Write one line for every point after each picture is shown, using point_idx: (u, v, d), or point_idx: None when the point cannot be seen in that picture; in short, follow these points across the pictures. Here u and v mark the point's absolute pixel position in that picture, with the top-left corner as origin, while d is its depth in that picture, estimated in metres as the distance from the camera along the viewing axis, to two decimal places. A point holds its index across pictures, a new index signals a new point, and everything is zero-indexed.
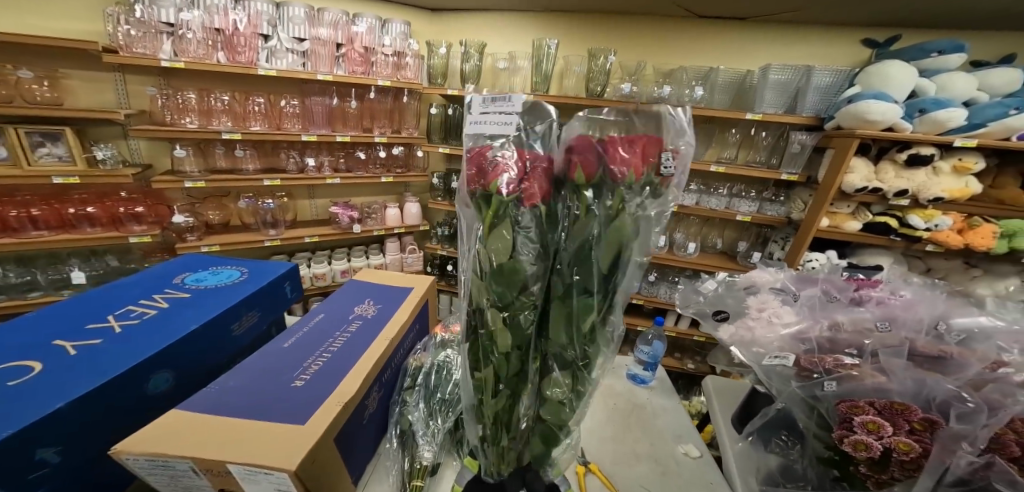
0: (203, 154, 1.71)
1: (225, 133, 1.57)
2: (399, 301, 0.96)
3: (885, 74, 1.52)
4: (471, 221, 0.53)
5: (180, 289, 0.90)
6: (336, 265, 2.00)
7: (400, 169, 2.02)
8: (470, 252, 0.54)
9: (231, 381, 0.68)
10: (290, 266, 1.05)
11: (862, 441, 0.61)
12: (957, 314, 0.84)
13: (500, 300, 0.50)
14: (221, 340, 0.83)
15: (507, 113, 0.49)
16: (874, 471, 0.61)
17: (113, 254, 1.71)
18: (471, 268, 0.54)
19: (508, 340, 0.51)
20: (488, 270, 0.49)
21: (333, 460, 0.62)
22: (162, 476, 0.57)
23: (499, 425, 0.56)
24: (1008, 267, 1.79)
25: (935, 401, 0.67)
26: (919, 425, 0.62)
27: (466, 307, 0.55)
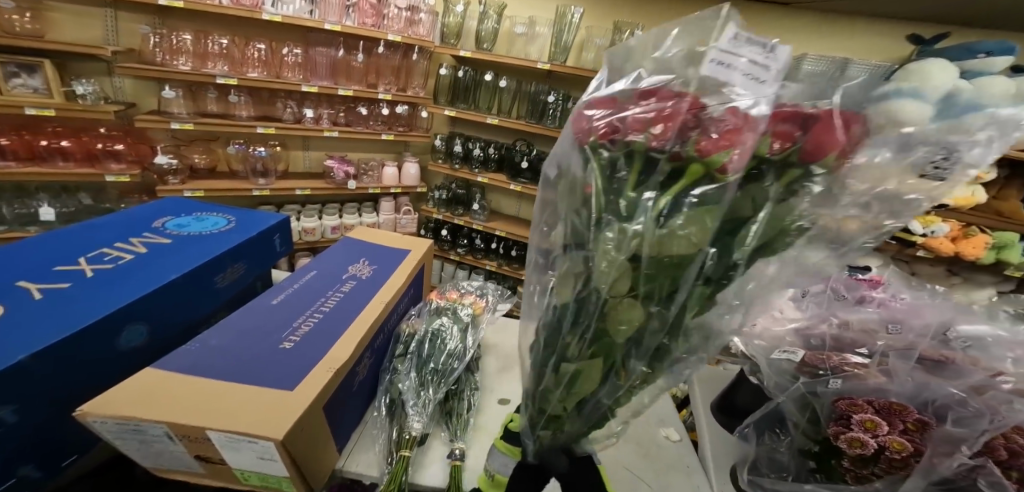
0: (193, 97, 1.61)
1: (220, 78, 1.47)
2: (395, 264, 0.91)
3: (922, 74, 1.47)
4: (601, 176, 0.33)
5: (160, 234, 0.84)
6: (327, 221, 1.94)
7: (402, 128, 1.93)
8: (583, 218, 0.35)
9: (213, 339, 0.63)
10: (282, 218, 0.99)
11: (858, 438, 0.55)
12: (962, 321, 0.81)
13: (649, 296, 0.34)
14: (204, 291, 0.77)
15: (763, 66, 0.28)
16: (855, 466, 0.56)
17: (87, 191, 1.61)
18: (582, 243, 0.35)
19: (627, 338, 0.36)
20: (652, 261, 0.32)
21: (320, 428, 0.58)
22: (133, 440, 0.52)
23: (549, 413, 0.43)
24: (988, 279, 1.83)
25: (933, 403, 0.63)
26: (910, 425, 0.56)
27: (560, 295, 0.37)
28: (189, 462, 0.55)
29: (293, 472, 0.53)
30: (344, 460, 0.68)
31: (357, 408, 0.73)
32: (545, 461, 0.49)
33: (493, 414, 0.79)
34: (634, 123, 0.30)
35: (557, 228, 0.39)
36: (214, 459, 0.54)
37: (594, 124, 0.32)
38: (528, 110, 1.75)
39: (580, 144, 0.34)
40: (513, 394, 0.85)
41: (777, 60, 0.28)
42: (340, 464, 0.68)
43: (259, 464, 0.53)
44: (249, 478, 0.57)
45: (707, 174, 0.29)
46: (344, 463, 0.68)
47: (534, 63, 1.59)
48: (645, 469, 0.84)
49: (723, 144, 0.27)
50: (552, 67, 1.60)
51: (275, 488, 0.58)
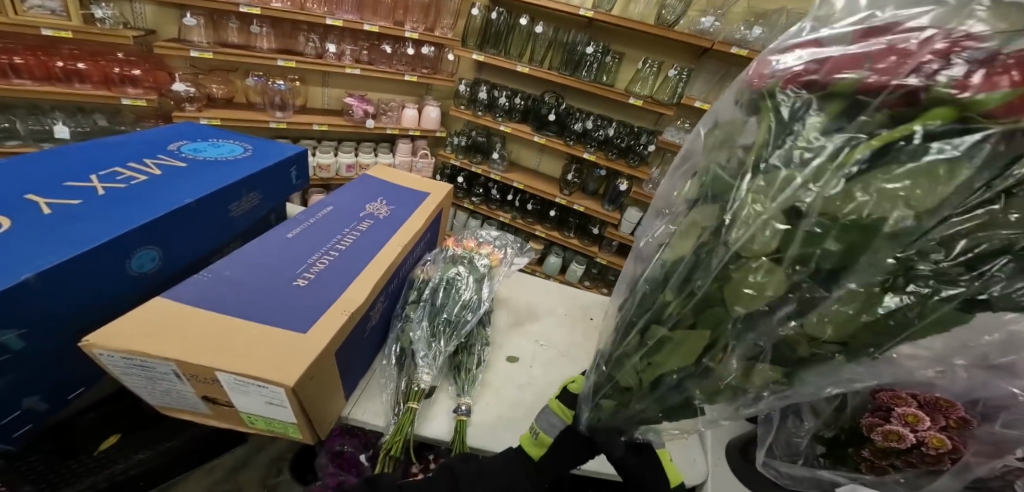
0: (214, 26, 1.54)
1: (243, 7, 1.40)
2: (414, 206, 0.87)
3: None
4: (768, 125, 0.27)
5: (175, 157, 0.81)
6: (342, 158, 1.90)
7: (426, 70, 1.84)
8: (733, 170, 0.29)
9: (225, 269, 0.61)
10: (300, 150, 0.95)
11: (893, 431, 0.43)
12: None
13: (801, 261, 0.25)
14: (218, 220, 0.75)
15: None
16: (873, 455, 0.46)
17: (102, 113, 1.58)
18: (717, 197, 0.30)
19: (747, 318, 0.28)
20: (820, 219, 0.24)
21: (330, 373, 0.56)
22: (139, 377, 0.51)
23: (620, 381, 0.37)
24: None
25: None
26: (951, 423, 0.41)
27: (677, 254, 0.31)
28: (194, 402, 0.54)
29: (301, 419, 0.52)
30: (350, 408, 0.67)
31: (367, 354, 0.72)
32: (599, 435, 0.42)
33: (501, 373, 0.77)
34: (845, 62, 0.25)
35: (689, 182, 0.33)
36: (221, 400, 0.53)
37: (781, 67, 0.27)
38: (562, 60, 1.64)
39: (751, 87, 0.30)
40: (521, 351, 0.83)
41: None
42: (347, 411, 0.67)
43: (267, 409, 0.52)
44: (255, 422, 0.56)
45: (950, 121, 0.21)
46: (350, 410, 0.67)
47: (576, 8, 1.45)
48: None
49: (999, 85, 0.20)
50: (595, 13, 1.45)
51: (282, 433, 0.56)
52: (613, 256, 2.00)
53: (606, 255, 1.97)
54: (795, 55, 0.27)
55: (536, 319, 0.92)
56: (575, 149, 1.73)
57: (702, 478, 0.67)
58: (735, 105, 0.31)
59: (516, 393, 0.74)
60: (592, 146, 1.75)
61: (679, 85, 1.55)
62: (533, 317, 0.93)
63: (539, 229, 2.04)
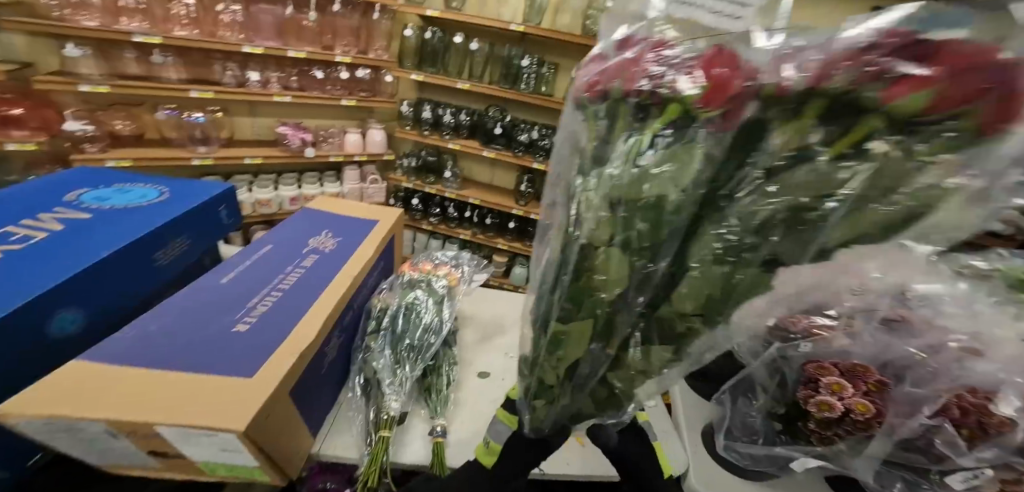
0: (105, 56, 1.42)
1: (138, 36, 1.30)
2: (362, 236, 0.85)
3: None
4: (593, 130, 0.31)
5: (76, 208, 0.73)
6: (285, 191, 1.82)
7: (365, 93, 1.81)
8: (578, 171, 0.32)
9: (154, 323, 0.56)
10: (226, 187, 0.89)
11: (823, 402, 0.49)
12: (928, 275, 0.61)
13: (625, 244, 0.29)
14: (142, 271, 0.69)
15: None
16: (820, 428, 0.51)
17: None
18: (571, 198, 0.33)
19: (611, 297, 0.31)
20: (630, 206, 0.27)
21: (289, 413, 0.53)
22: (68, 438, 0.46)
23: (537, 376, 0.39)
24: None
25: (892, 364, 0.52)
26: (871, 387, 0.49)
27: (554, 254, 0.35)
28: (141, 456, 0.49)
29: (263, 462, 0.48)
30: (321, 443, 0.64)
31: (330, 390, 0.68)
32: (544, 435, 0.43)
33: (472, 389, 0.77)
34: (613, 71, 0.28)
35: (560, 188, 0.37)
36: (169, 453, 0.48)
37: (584, 79, 0.31)
38: (500, 74, 1.68)
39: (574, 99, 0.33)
40: (492, 366, 0.83)
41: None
42: (317, 447, 0.63)
43: (223, 456, 0.48)
44: (214, 466, 0.51)
45: (684, 115, 0.25)
46: (321, 445, 0.64)
47: (507, 23, 1.49)
48: None
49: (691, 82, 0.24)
50: (525, 27, 1.50)
51: (247, 479, 0.53)
52: None
53: None
54: (593, 68, 0.31)
55: (503, 332, 0.93)
56: (524, 159, 1.77)
57: (686, 466, 0.64)
58: (572, 114, 0.35)
59: (485, 405, 0.74)
60: (540, 155, 1.78)
61: None
62: (500, 330, 0.93)
63: (500, 241, 2.05)
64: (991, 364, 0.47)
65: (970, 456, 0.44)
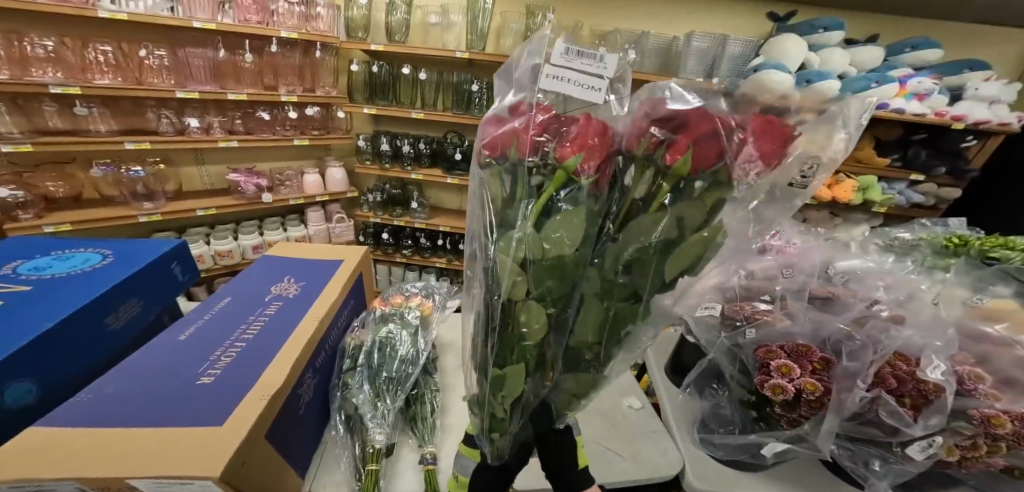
0: (23, 112, 1.32)
1: (55, 88, 1.23)
2: (327, 277, 0.83)
3: (785, 47, 1.48)
4: (497, 190, 0.34)
5: (12, 281, 0.68)
6: (245, 240, 1.74)
7: (317, 130, 1.79)
8: (483, 228, 0.37)
9: (110, 386, 0.52)
10: (177, 243, 0.86)
11: (777, 384, 0.52)
12: (839, 257, 0.77)
13: (538, 294, 0.33)
14: (95, 335, 0.64)
15: (596, 74, 0.33)
16: (786, 411, 0.53)
17: None
18: (483, 256, 0.37)
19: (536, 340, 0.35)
20: (537, 264, 0.32)
21: (268, 457, 0.50)
22: None
23: (495, 411, 0.39)
24: (895, 223, 1.99)
25: (829, 340, 0.60)
26: (818, 365, 0.55)
27: (480, 307, 0.38)
28: None
29: None
30: (310, 484, 0.62)
31: (310, 433, 0.65)
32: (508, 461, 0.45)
33: (460, 414, 0.76)
34: (504, 138, 0.32)
35: (471, 242, 0.41)
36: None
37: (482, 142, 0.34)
38: (453, 101, 1.71)
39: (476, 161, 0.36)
40: None
41: (607, 67, 0.33)
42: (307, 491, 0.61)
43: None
44: None
45: (569, 179, 0.31)
46: (311, 486, 0.62)
47: (452, 52, 1.53)
48: (611, 439, 0.71)
49: (565, 156, 0.30)
50: (469, 53, 1.54)
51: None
52: None
53: None
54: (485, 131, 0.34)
55: None
56: None
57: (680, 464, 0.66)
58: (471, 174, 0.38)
59: None
60: None
61: None
62: None
63: None
64: (908, 331, 0.57)
65: (917, 425, 0.48)
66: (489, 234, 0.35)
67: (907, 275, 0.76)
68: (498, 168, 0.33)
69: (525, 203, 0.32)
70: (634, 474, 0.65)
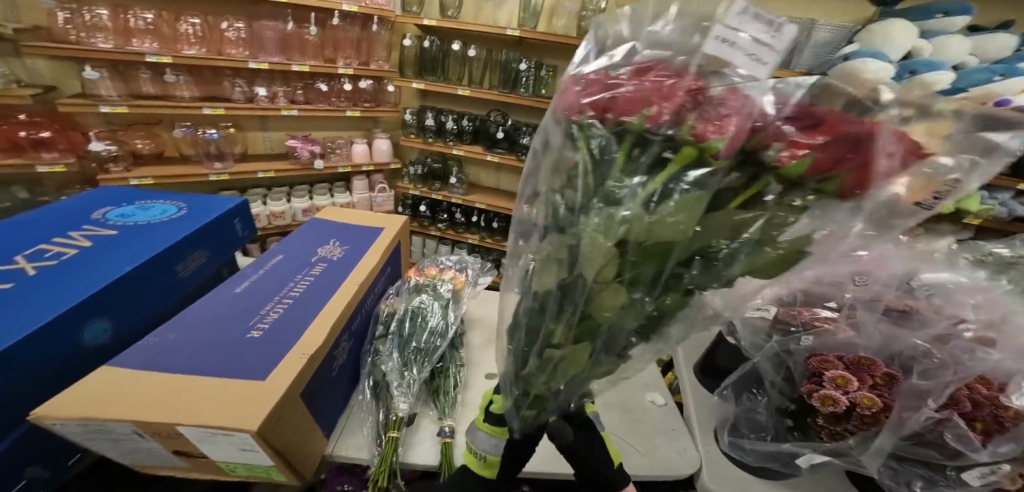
0: (124, 78, 1.48)
1: (151, 56, 1.35)
2: (368, 243, 0.87)
3: (890, 33, 1.24)
4: (587, 161, 0.32)
5: (103, 225, 0.77)
6: (297, 203, 1.86)
7: (368, 103, 1.84)
8: (558, 192, 0.34)
9: (173, 332, 0.58)
10: (239, 200, 0.93)
11: (827, 395, 0.49)
12: (927, 268, 0.61)
13: (628, 276, 0.32)
14: (165, 282, 0.72)
15: (766, 45, 0.27)
16: (829, 423, 0.50)
17: (19, 184, 1.45)
18: (554, 225, 0.34)
19: (610, 322, 0.34)
20: (638, 247, 0.30)
21: (300, 415, 0.54)
22: (103, 440, 0.48)
23: (526, 380, 0.40)
24: (990, 236, 1.75)
25: (900, 356, 0.54)
26: (879, 380, 0.50)
27: (537, 282, 0.34)
28: (169, 457, 0.51)
29: (278, 463, 0.50)
30: (332, 446, 0.65)
31: (340, 393, 0.69)
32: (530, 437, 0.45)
33: (480, 390, 0.78)
34: (625, 101, 0.28)
35: (534, 203, 0.38)
36: (194, 453, 0.50)
37: (584, 97, 0.31)
38: (500, 80, 1.68)
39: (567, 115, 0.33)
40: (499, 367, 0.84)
41: (780, 41, 0.27)
42: (330, 449, 0.65)
43: (240, 456, 0.49)
44: (234, 469, 0.53)
45: (701, 158, 0.27)
46: (333, 448, 0.65)
47: (503, 29, 1.49)
48: (628, 432, 0.70)
49: (708, 136, 0.26)
50: (521, 31, 1.49)
51: (266, 478, 0.55)
52: None
53: None
54: (593, 84, 0.32)
55: None
56: None
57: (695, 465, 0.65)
58: (555, 126, 0.35)
59: None
60: None
61: None
62: None
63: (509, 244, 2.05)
64: (998, 353, 0.50)
65: (984, 451, 0.44)
66: (572, 208, 0.33)
67: (1002, 293, 0.66)
68: (604, 139, 0.30)
69: (636, 176, 0.29)
70: (647, 468, 0.64)
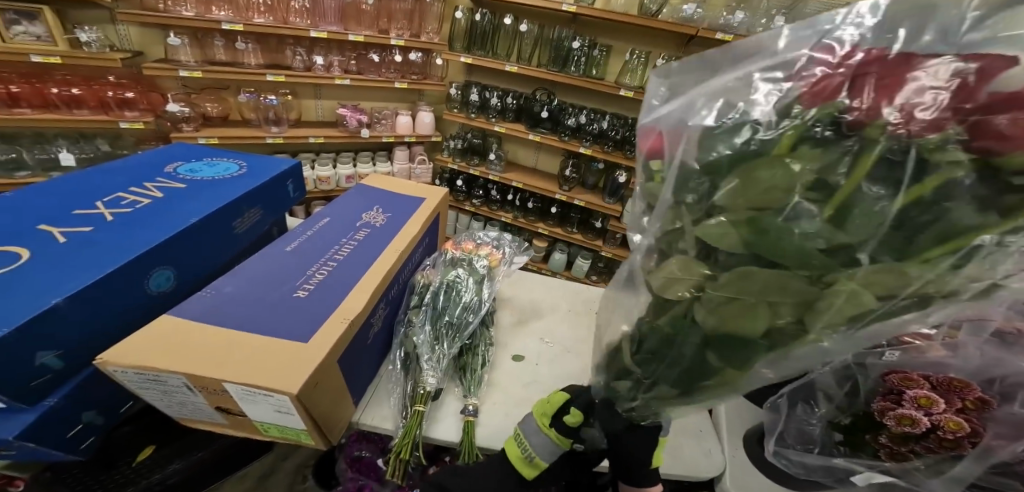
0: (201, 46, 1.57)
1: (227, 24, 1.41)
2: (409, 212, 0.88)
3: None
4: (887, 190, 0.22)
5: (172, 179, 0.82)
6: (342, 170, 1.92)
7: (416, 76, 1.85)
8: (788, 221, 0.24)
9: (226, 286, 0.61)
10: (293, 163, 0.96)
11: (906, 415, 0.44)
12: None
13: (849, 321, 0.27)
14: (223, 238, 0.76)
15: None
16: (893, 442, 0.47)
17: (104, 138, 1.60)
18: (764, 257, 0.26)
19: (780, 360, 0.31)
20: (894, 301, 0.25)
21: (335, 381, 0.56)
22: (155, 391, 0.51)
23: (631, 376, 0.39)
24: None
25: (1001, 381, 0.45)
26: (968, 404, 0.43)
27: (721, 320, 0.29)
28: (210, 413, 0.54)
29: (310, 426, 0.52)
30: (360, 413, 0.67)
31: (372, 359, 0.71)
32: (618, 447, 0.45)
33: (507, 372, 0.78)
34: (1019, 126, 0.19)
35: (708, 221, 0.27)
36: (233, 410, 0.53)
37: (921, 104, 0.21)
38: (550, 58, 1.63)
39: (845, 116, 0.23)
40: (527, 350, 0.84)
41: None
42: (356, 417, 0.67)
43: (276, 417, 0.52)
44: (268, 429, 0.55)
45: None
46: (360, 415, 0.67)
47: (558, 4, 1.42)
48: None
49: None
50: (578, 7, 1.41)
51: (295, 440, 0.57)
52: (618, 248, 1.99)
53: (611, 248, 1.97)
54: (929, 82, 0.21)
55: (540, 317, 0.93)
56: (572, 144, 1.72)
57: (719, 470, 0.63)
58: (798, 125, 0.24)
59: (522, 391, 0.74)
60: (588, 140, 1.74)
61: None
62: (537, 315, 0.94)
63: (541, 226, 2.05)
64: None
65: None
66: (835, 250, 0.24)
67: None
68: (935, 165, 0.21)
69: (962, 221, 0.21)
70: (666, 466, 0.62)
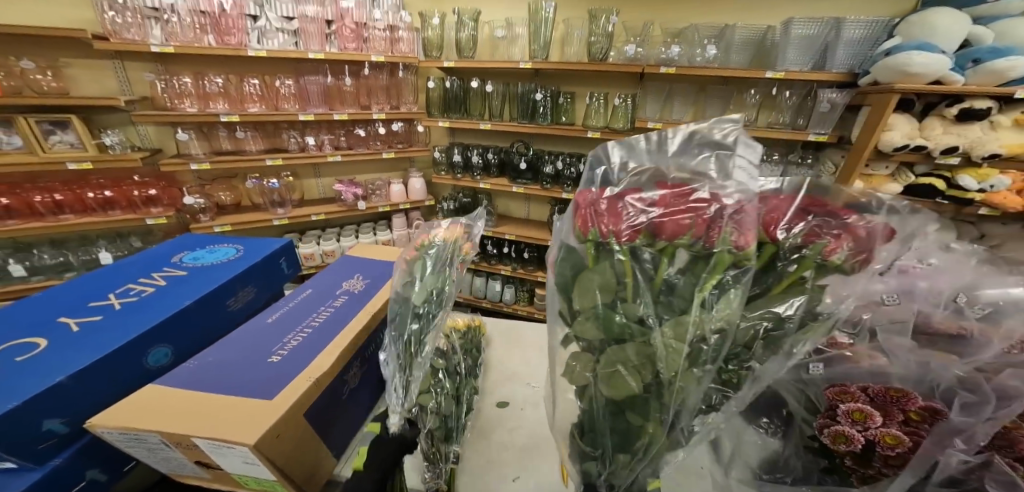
0: (207, 138, 1.75)
1: (223, 116, 1.57)
2: (388, 275, 0.95)
3: (931, 23, 1.18)
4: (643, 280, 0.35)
5: (178, 267, 0.91)
6: (345, 242, 2.02)
7: (401, 144, 2.00)
8: (610, 308, 0.36)
9: (210, 355, 0.66)
10: (286, 241, 1.05)
11: (841, 433, 0.41)
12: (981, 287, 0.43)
13: (693, 362, 0.34)
14: (219, 315, 0.83)
15: (724, 145, 0.40)
16: (859, 464, 0.42)
17: (137, 235, 1.75)
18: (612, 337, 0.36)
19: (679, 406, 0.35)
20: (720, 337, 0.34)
21: (305, 433, 0.59)
22: (140, 448, 0.56)
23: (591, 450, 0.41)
24: None
25: (938, 387, 0.43)
26: (911, 416, 0.41)
27: (612, 386, 0.35)
28: (193, 468, 0.58)
29: (278, 475, 0.55)
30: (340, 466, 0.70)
31: (354, 418, 0.75)
32: None
33: (491, 418, 0.80)
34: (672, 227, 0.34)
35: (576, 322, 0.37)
36: (211, 464, 0.57)
37: (624, 228, 0.36)
38: (518, 111, 1.73)
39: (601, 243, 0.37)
40: (512, 395, 0.86)
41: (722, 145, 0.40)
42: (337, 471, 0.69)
43: (245, 468, 0.55)
44: (247, 481, 0.58)
45: (733, 261, 0.34)
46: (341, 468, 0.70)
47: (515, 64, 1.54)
48: None
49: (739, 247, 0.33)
50: (533, 64, 1.53)
51: None
52: None
53: None
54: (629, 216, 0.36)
55: (526, 362, 0.96)
56: (553, 191, 1.80)
57: None
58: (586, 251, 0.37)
59: (506, 437, 0.76)
60: (569, 186, 1.81)
61: (628, 111, 1.56)
62: (525, 361, 0.96)
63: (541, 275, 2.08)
64: None
65: None
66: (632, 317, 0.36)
67: None
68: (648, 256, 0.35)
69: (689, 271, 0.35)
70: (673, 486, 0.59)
